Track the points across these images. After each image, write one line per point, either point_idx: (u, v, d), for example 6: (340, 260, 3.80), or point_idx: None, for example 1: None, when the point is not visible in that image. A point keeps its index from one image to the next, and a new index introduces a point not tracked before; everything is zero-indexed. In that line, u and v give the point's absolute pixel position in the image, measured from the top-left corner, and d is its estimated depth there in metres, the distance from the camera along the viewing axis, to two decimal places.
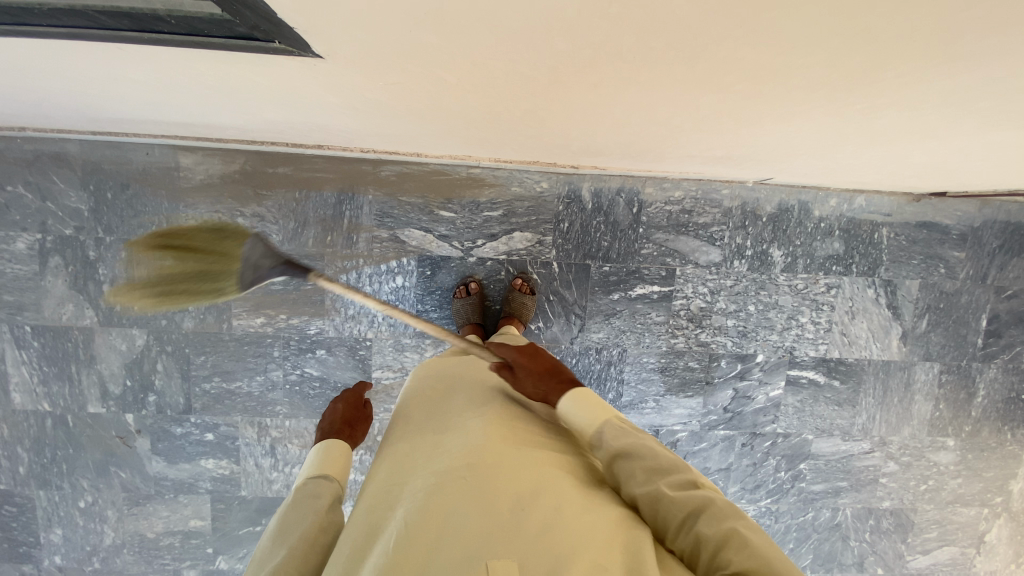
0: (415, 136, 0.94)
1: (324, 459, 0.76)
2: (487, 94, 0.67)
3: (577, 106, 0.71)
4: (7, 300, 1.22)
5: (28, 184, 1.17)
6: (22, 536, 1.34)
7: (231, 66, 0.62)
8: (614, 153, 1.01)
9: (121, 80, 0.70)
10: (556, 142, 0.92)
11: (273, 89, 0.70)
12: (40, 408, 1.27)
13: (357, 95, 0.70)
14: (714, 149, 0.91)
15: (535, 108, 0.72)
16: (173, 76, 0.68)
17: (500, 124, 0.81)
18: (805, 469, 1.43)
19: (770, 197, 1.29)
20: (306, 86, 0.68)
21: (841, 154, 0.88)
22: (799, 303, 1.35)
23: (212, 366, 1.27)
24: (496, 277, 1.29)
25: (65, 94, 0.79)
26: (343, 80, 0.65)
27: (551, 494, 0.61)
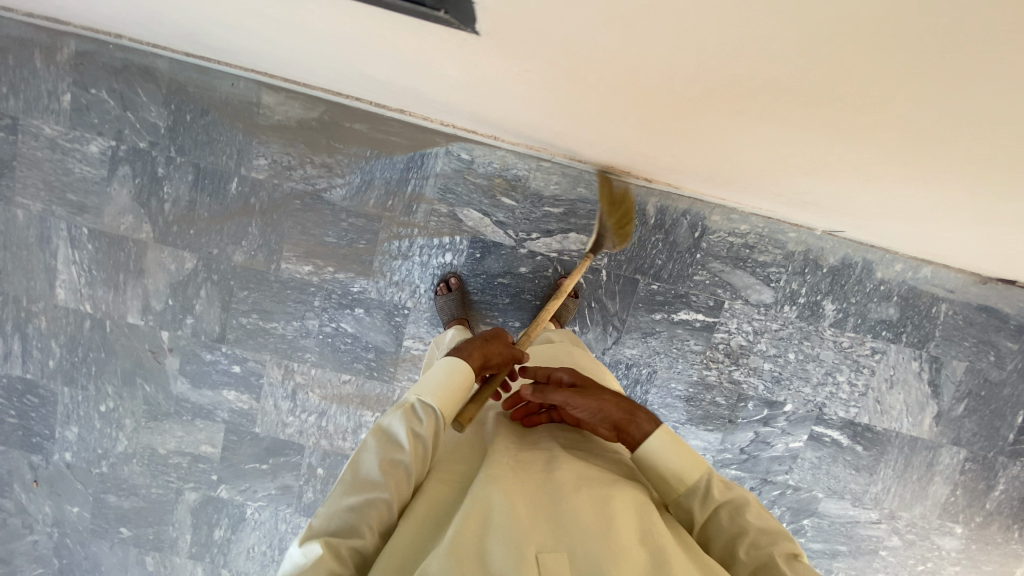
0: (507, 105, 0.95)
1: (448, 380, 0.77)
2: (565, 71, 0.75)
3: (677, 84, 0.72)
4: (72, 200, 1.24)
5: (112, 90, 1.18)
6: (39, 427, 1.37)
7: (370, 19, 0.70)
8: (691, 167, 1.05)
9: (262, 17, 0.78)
10: (636, 139, 0.98)
11: (389, 41, 0.77)
12: (81, 308, 1.30)
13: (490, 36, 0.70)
14: (789, 175, 0.95)
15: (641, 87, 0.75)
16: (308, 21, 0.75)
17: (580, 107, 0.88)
18: (808, 525, 1.42)
19: (836, 249, 1.26)
20: (418, 44, 0.76)
21: (927, 195, 0.87)
22: (840, 361, 1.32)
23: (252, 303, 1.29)
24: (543, 274, 1.28)
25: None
26: (455, 43, 0.73)
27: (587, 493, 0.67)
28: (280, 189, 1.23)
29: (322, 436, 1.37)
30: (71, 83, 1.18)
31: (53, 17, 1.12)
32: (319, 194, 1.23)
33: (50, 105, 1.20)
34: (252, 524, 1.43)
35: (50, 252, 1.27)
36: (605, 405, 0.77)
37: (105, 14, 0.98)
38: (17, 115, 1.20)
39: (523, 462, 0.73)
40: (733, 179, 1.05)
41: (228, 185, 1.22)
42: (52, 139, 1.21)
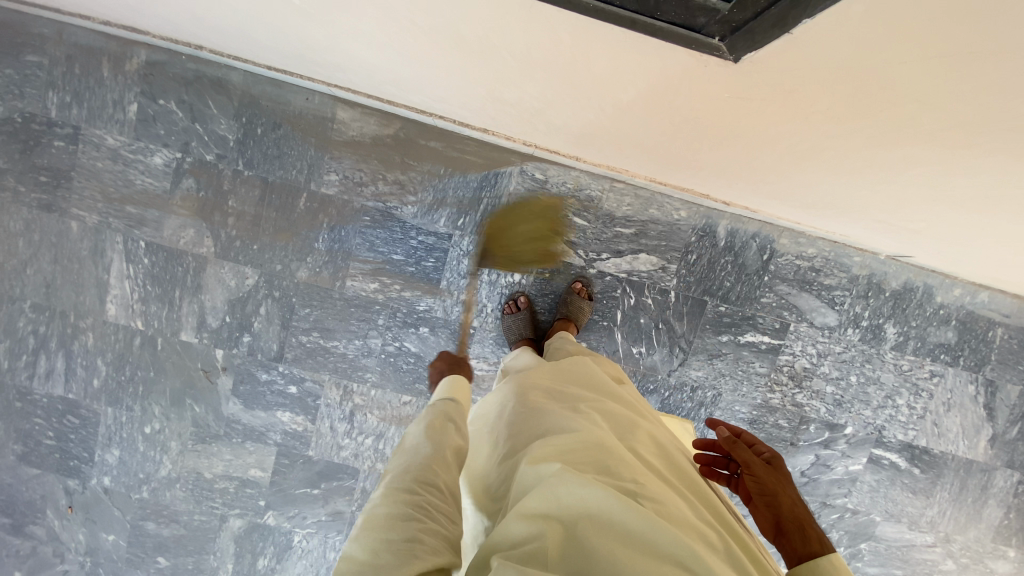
0: (590, 132, 0.91)
1: (450, 388, 0.93)
2: (674, 100, 0.71)
3: (799, 118, 0.67)
4: (130, 212, 1.20)
5: (181, 101, 1.15)
6: (77, 450, 1.29)
7: (525, 42, 0.66)
8: (781, 203, 1.02)
9: (391, 33, 0.74)
10: (724, 176, 0.94)
11: (517, 69, 0.74)
12: (132, 324, 1.24)
13: (567, 39, 0.62)
14: (882, 198, 0.86)
15: (725, 99, 0.67)
16: (446, 39, 0.71)
17: (676, 138, 0.84)
18: (865, 549, 1.41)
19: (899, 273, 1.29)
20: (550, 73, 0.73)
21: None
22: (900, 384, 1.34)
23: (314, 321, 1.26)
24: (611, 294, 1.27)
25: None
26: (585, 74, 0.70)
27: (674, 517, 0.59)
28: (350, 206, 1.21)
29: (378, 460, 1.33)
30: (139, 94, 1.15)
31: (129, 27, 1.09)
32: (390, 211, 1.21)
33: (115, 115, 1.16)
34: (298, 553, 1.36)
35: (102, 266, 1.22)
36: (780, 495, 0.65)
37: (201, 26, 0.97)
38: (78, 124, 1.17)
39: (608, 462, 0.65)
40: (819, 207, 0.98)
41: (296, 200, 1.20)
42: (114, 150, 1.18)
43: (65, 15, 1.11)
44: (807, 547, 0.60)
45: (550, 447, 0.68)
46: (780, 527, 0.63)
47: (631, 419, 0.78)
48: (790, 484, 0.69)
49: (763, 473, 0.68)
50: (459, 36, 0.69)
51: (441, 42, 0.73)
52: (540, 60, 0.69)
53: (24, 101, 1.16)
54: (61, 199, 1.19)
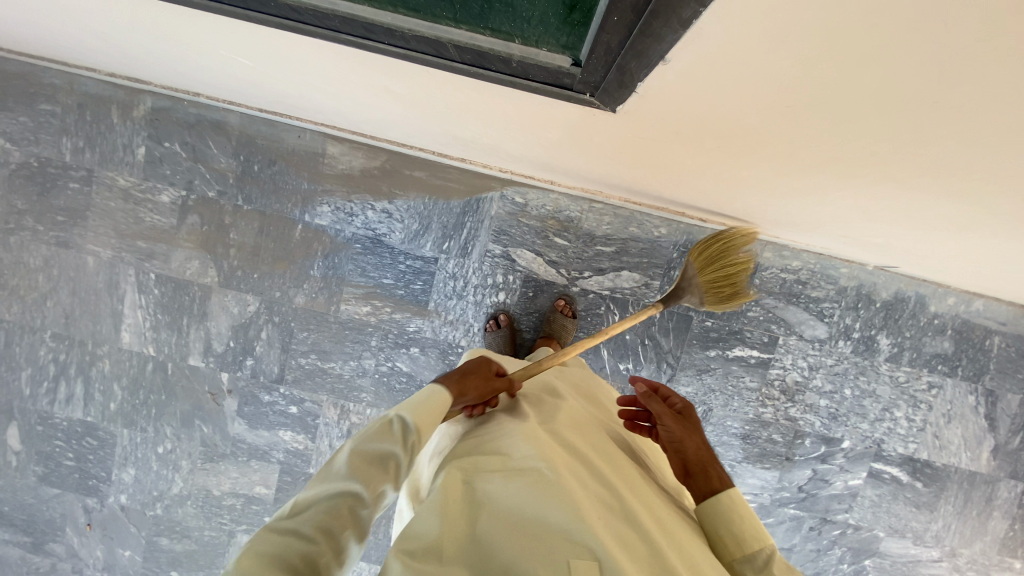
0: (535, 157, 0.95)
1: (413, 417, 0.70)
2: (582, 136, 0.76)
3: (693, 149, 0.71)
4: (140, 247, 1.29)
5: (184, 143, 1.24)
6: (96, 470, 1.38)
7: (452, 91, 0.69)
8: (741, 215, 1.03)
9: (336, 83, 0.78)
10: (679, 192, 0.97)
11: (455, 111, 0.78)
12: (145, 350, 1.33)
13: (469, 94, 0.69)
14: (822, 216, 0.88)
15: (620, 139, 0.73)
16: (383, 89, 0.75)
17: (603, 164, 0.88)
18: (869, 566, 1.38)
19: (889, 283, 1.27)
20: (483, 113, 0.76)
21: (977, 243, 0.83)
22: (897, 396, 1.31)
23: (312, 344, 1.32)
24: (596, 311, 1.29)
25: (258, 43, 0.68)
26: (511, 114, 0.73)
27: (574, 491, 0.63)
28: (342, 234, 1.28)
29: None
30: (146, 137, 1.25)
31: (135, 78, 1.19)
32: (379, 238, 1.28)
33: (125, 158, 1.26)
34: None
35: (116, 297, 1.31)
36: (685, 441, 0.77)
37: (195, 77, 1.05)
38: (92, 167, 1.27)
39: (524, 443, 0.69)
40: (778, 220, 1.00)
41: (292, 230, 1.27)
42: (125, 190, 1.27)
43: (78, 69, 1.21)
44: (708, 485, 0.72)
45: (469, 444, 0.73)
46: (688, 470, 0.75)
47: (554, 402, 0.82)
48: (699, 429, 0.81)
49: (672, 423, 0.79)
50: (397, 90, 0.73)
51: (383, 92, 0.77)
52: (458, 105, 0.75)
53: (43, 148, 1.26)
54: (78, 236, 1.29)
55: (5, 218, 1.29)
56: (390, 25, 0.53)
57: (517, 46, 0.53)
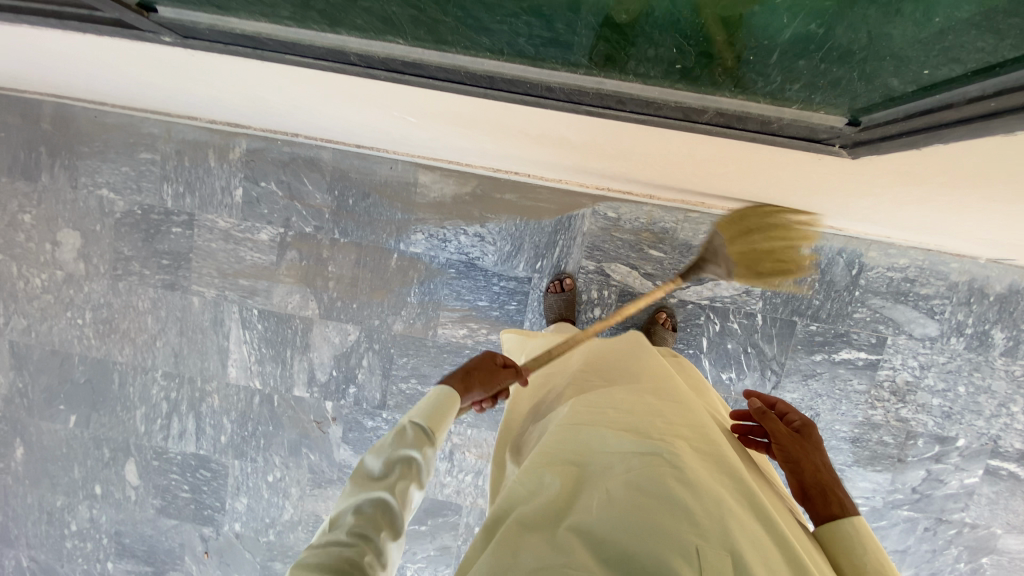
0: (630, 171, 0.99)
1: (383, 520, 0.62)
2: (648, 157, 0.85)
3: (748, 167, 0.81)
4: (242, 284, 1.32)
5: (281, 182, 1.27)
6: (210, 500, 1.43)
7: (612, 133, 0.75)
8: (840, 214, 1.04)
9: (489, 129, 0.84)
10: (781, 196, 0.99)
11: (598, 148, 0.84)
12: (251, 384, 1.37)
13: (654, 140, 0.76)
14: (962, 221, 0.88)
15: (780, 170, 0.80)
16: (538, 133, 0.81)
17: (674, 174, 0.95)
18: (987, 564, 1.34)
19: (1002, 276, 1.23)
20: (624, 147, 0.82)
21: None
22: (1014, 390, 1.27)
23: (411, 369, 1.34)
24: (694, 321, 1.28)
25: (472, 114, 0.77)
26: (639, 146, 0.80)
27: (704, 484, 0.54)
28: (436, 261, 1.29)
29: (479, 495, 1.39)
30: (243, 179, 1.28)
31: (233, 123, 1.22)
32: (473, 262, 1.29)
33: (224, 200, 1.29)
34: None
35: (222, 334, 1.35)
36: (803, 463, 0.68)
37: (307, 122, 1.08)
38: (193, 211, 1.30)
39: (629, 427, 0.62)
40: (905, 223, 1.01)
41: (388, 259, 1.29)
42: (226, 231, 1.30)
43: (175, 117, 1.25)
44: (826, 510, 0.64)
45: (577, 415, 0.67)
46: (805, 492, 0.67)
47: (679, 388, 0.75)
48: (821, 452, 0.71)
49: (788, 443, 0.69)
50: (556, 130, 0.78)
51: (537, 133, 0.82)
52: (564, 140, 0.82)
53: (145, 196, 1.30)
54: (183, 278, 1.33)
55: (113, 265, 1.34)
56: (644, 96, 0.65)
57: (791, 110, 0.65)
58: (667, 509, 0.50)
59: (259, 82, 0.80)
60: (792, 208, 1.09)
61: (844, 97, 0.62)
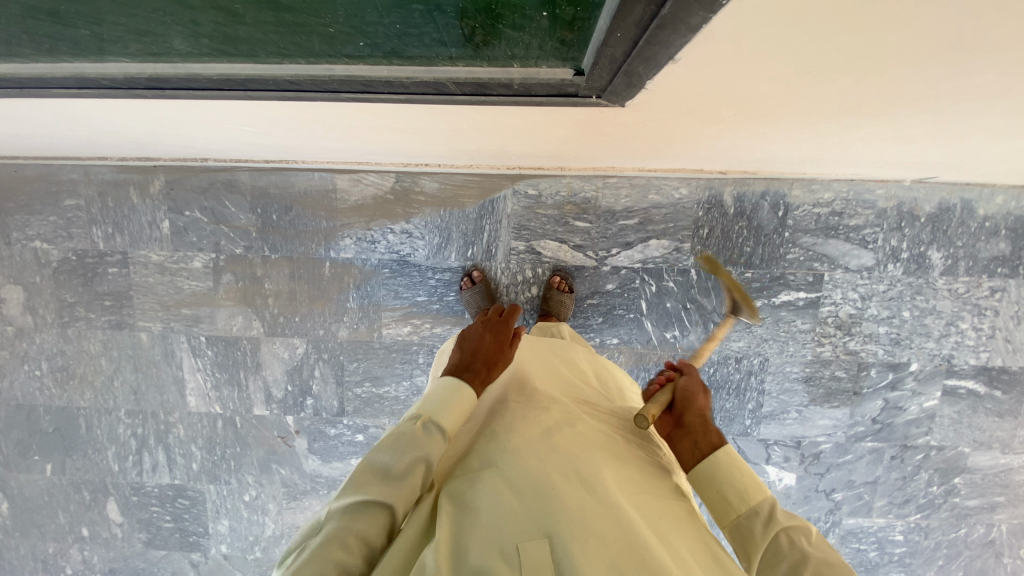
0: (519, 151, 1.01)
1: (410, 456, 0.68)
2: (516, 137, 0.87)
3: (607, 128, 0.81)
4: (186, 314, 1.34)
5: (203, 208, 1.28)
6: (193, 526, 1.46)
7: (451, 120, 0.77)
8: (739, 158, 1.04)
9: (353, 131, 0.87)
10: (671, 151, 0.98)
11: (455, 130, 0.84)
12: (212, 410, 1.39)
13: (479, 130, 0.84)
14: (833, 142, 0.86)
15: (609, 135, 0.86)
16: (391, 126, 0.82)
17: (557, 150, 0.99)
18: (960, 483, 1.34)
19: (930, 196, 1.21)
20: (480, 127, 0.82)
21: (954, 144, 0.83)
22: (960, 308, 1.26)
23: (364, 373, 1.36)
24: (631, 286, 1.28)
25: (311, 125, 0.85)
26: (493, 126, 0.81)
27: (530, 486, 0.62)
28: (369, 263, 1.30)
29: None
30: (167, 211, 1.29)
31: (144, 157, 1.23)
32: (405, 259, 1.30)
33: (153, 234, 1.30)
34: None
35: (176, 365, 1.37)
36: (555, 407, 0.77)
37: (205, 146, 1.08)
38: (126, 249, 1.31)
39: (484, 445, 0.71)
40: (787, 158, 1.02)
41: (321, 268, 1.30)
42: (160, 264, 1.32)
43: (91, 159, 1.25)
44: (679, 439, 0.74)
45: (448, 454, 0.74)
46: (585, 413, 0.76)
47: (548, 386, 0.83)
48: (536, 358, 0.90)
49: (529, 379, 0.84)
50: (410, 128, 0.83)
51: (400, 130, 0.84)
52: (421, 130, 0.84)
53: (75, 241, 1.31)
54: (128, 316, 1.35)
55: (59, 312, 1.35)
56: None
57: None
58: (496, 527, 0.58)
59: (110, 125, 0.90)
60: (695, 160, 1.09)
61: None
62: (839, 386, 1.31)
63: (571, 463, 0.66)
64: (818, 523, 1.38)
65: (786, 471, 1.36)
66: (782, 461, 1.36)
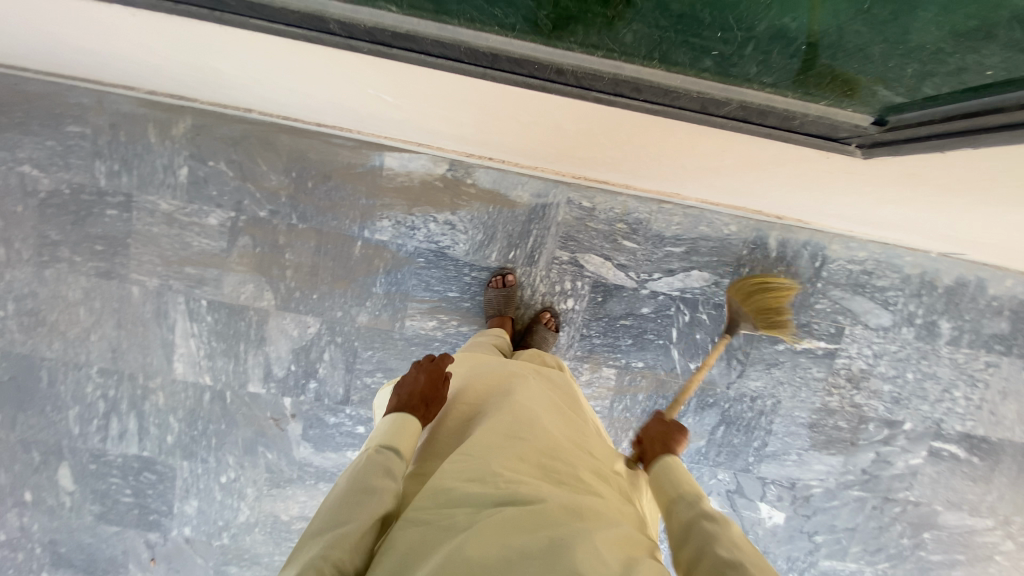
0: (594, 158, 1.00)
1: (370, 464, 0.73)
2: (603, 138, 0.88)
3: (701, 145, 0.83)
4: (189, 273, 1.22)
5: (231, 161, 1.17)
6: (156, 504, 1.32)
7: (568, 107, 0.77)
8: (792, 205, 1.08)
9: (446, 106, 0.84)
10: (734, 186, 1.01)
11: (555, 123, 0.84)
12: (201, 380, 1.27)
13: (658, 128, 0.80)
14: (924, 212, 0.92)
15: (770, 159, 0.84)
16: (496, 105, 0.81)
17: (627, 162, 1.00)
18: (928, 538, 1.43)
19: (950, 269, 1.29)
20: (583, 122, 0.82)
21: (990, 230, 0.95)
22: (956, 377, 1.35)
23: (377, 362, 1.28)
24: (665, 312, 1.28)
25: (469, 94, 0.77)
26: (601, 122, 0.81)
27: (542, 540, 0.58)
28: (404, 249, 1.23)
29: None
30: (187, 157, 1.16)
31: (176, 94, 1.10)
32: (442, 251, 1.23)
33: (166, 179, 1.17)
34: None
35: (167, 327, 1.24)
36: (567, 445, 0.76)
37: (259, 95, 0.97)
38: (131, 192, 1.18)
39: (481, 473, 0.67)
40: (842, 215, 1.07)
41: (351, 247, 1.22)
42: (169, 215, 1.19)
43: (109, 86, 1.11)
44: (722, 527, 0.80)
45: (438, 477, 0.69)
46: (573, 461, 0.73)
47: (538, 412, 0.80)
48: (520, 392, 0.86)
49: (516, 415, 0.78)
50: (513, 109, 0.81)
51: (502, 110, 0.83)
52: (523, 115, 0.83)
53: (72, 172, 1.16)
54: (120, 266, 1.21)
55: (37, 250, 1.19)
56: (666, 84, 0.70)
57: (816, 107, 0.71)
58: None
59: (248, 58, 0.77)
60: (748, 200, 1.12)
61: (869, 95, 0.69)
62: (839, 434, 1.36)
63: (577, 519, 0.62)
64: (796, 562, 1.43)
65: (777, 509, 1.41)
66: (774, 499, 1.40)
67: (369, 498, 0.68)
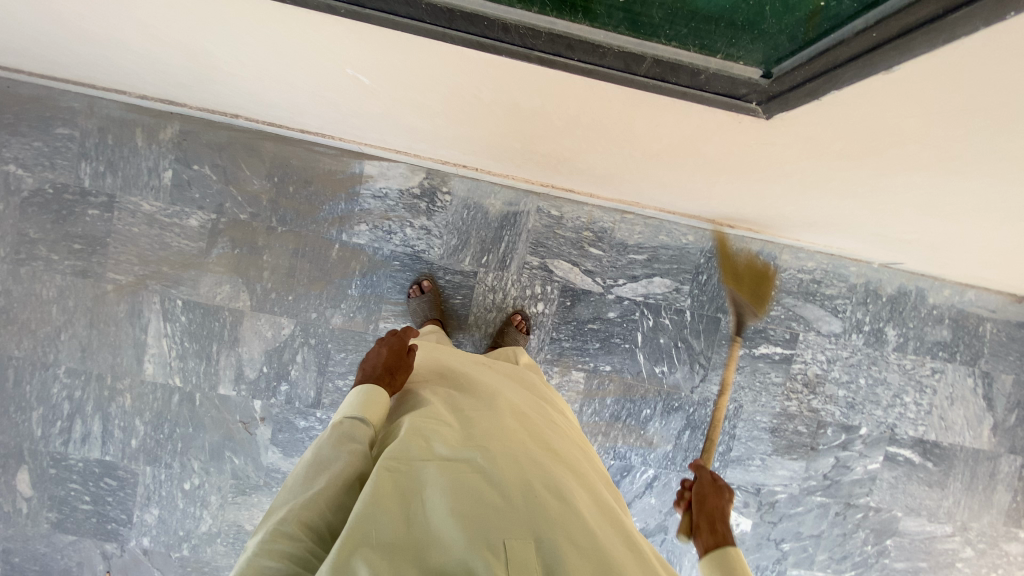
0: (558, 164, 1.07)
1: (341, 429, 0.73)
2: (563, 142, 0.94)
3: (653, 150, 0.89)
4: (166, 273, 1.24)
5: (215, 166, 1.22)
6: (114, 512, 1.28)
7: (527, 108, 0.82)
8: (745, 213, 1.15)
9: (417, 105, 0.90)
10: (688, 192, 1.08)
11: (518, 125, 0.90)
12: (170, 382, 1.27)
13: (609, 132, 0.86)
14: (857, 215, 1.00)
15: (716, 165, 0.90)
16: (461, 104, 0.86)
17: (589, 169, 1.06)
18: (891, 545, 1.46)
19: (892, 280, 1.39)
20: (543, 124, 0.88)
21: (920, 233, 1.03)
22: (906, 382, 1.42)
23: (350, 364, 1.30)
24: (630, 317, 1.34)
25: (435, 92, 0.83)
26: (558, 125, 0.87)
27: (537, 486, 0.64)
28: (380, 252, 1.28)
29: None
30: (173, 160, 1.21)
31: (167, 100, 1.16)
32: (417, 254, 1.29)
33: (150, 181, 1.22)
34: None
35: (140, 326, 1.25)
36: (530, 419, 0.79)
37: (240, 95, 1.03)
38: (114, 192, 1.21)
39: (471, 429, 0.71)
40: (789, 223, 1.15)
41: (329, 250, 1.26)
42: (150, 216, 1.23)
43: (100, 91, 1.17)
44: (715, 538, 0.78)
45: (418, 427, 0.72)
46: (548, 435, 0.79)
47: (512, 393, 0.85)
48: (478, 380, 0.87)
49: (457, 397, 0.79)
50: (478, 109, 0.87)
51: (467, 110, 0.88)
52: (487, 115, 0.88)
53: (57, 173, 1.20)
54: (97, 265, 1.23)
55: (14, 248, 1.20)
56: (591, 40, 0.62)
57: (715, 60, 0.63)
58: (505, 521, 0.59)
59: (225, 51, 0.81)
60: (706, 209, 1.19)
61: (760, 41, 0.60)
62: (800, 439, 1.41)
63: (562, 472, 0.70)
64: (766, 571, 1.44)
65: (744, 516, 1.43)
66: (741, 506, 1.43)
67: (338, 462, 0.67)
